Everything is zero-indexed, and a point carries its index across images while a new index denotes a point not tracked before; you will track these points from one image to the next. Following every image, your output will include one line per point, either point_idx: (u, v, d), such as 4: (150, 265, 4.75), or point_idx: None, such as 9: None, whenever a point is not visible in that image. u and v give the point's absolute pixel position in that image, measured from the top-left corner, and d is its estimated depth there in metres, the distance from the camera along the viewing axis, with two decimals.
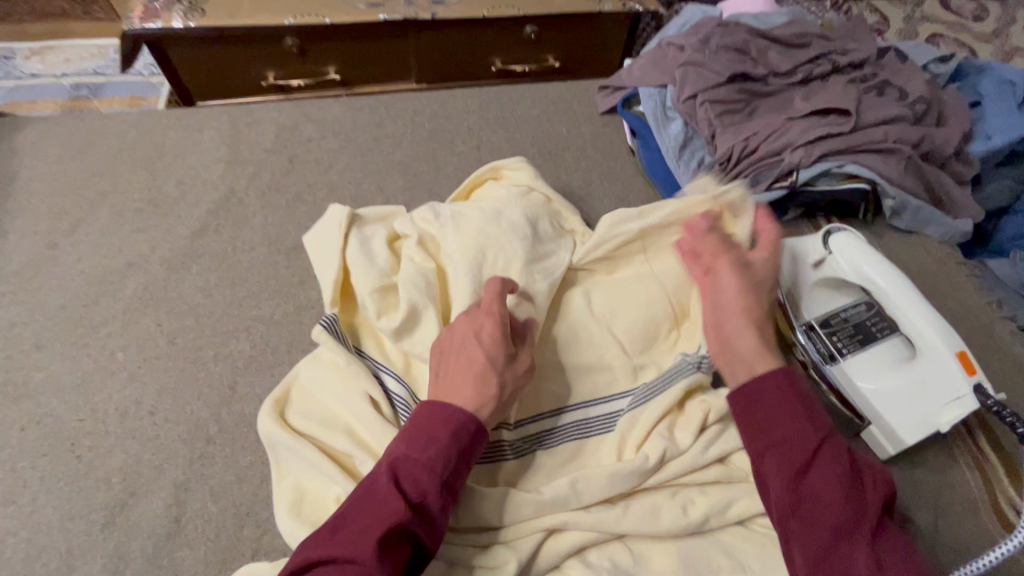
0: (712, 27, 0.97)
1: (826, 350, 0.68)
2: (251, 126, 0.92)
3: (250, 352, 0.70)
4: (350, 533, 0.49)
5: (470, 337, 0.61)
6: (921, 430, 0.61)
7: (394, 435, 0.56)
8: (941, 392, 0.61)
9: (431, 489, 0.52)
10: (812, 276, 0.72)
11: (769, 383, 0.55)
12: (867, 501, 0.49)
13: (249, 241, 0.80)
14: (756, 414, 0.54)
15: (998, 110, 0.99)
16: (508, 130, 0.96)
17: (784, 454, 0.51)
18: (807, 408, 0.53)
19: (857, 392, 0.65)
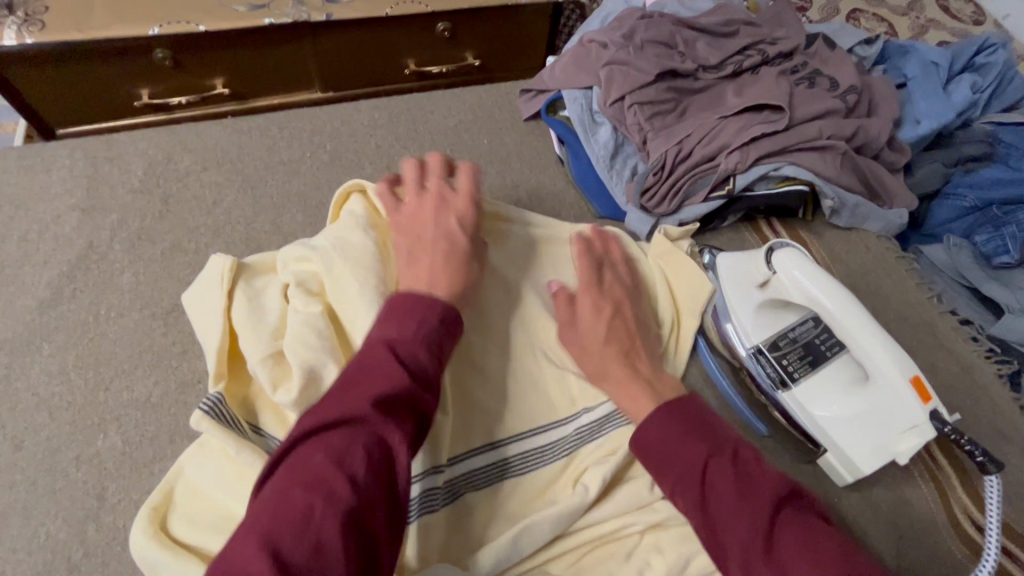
0: (636, 20, 0.89)
1: (777, 375, 0.64)
2: (113, 163, 0.77)
3: (120, 449, 0.58)
4: (350, 397, 0.46)
5: (445, 217, 0.65)
6: (878, 459, 0.58)
7: (378, 318, 0.53)
8: (898, 419, 0.56)
9: (428, 363, 0.51)
10: (757, 295, 0.67)
11: (656, 425, 0.55)
12: (761, 499, 0.48)
13: (116, 306, 0.67)
14: (653, 460, 0.54)
15: (925, 93, 0.97)
16: (422, 146, 0.86)
17: (682, 485, 0.51)
18: (693, 431, 0.54)
19: (812, 418, 0.62)
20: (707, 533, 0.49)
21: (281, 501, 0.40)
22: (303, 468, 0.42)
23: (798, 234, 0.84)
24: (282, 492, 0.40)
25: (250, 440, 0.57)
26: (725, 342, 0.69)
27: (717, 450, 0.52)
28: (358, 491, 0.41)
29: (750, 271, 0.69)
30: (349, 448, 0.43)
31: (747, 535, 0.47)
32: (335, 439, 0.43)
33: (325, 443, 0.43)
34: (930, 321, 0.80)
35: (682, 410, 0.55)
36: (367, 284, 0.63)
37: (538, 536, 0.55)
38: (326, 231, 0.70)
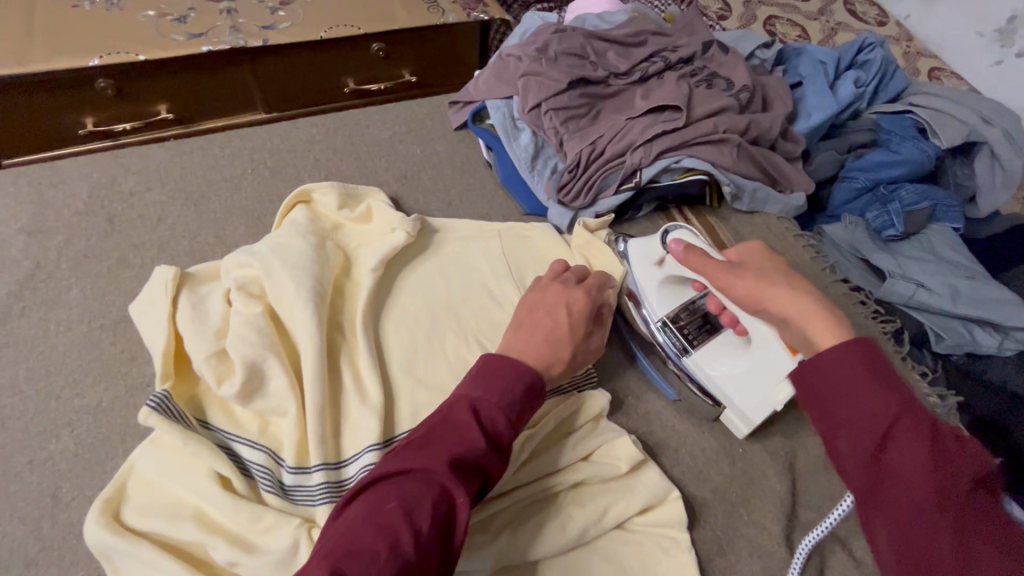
0: (550, 34, 0.98)
1: (680, 343, 0.74)
2: (58, 187, 0.81)
3: (73, 450, 0.62)
4: (431, 451, 0.51)
5: (560, 302, 0.69)
6: (762, 408, 0.68)
7: (468, 377, 0.58)
8: (773, 373, 0.67)
9: (504, 435, 0.55)
10: (657, 273, 0.76)
11: (835, 358, 0.46)
12: (957, 475, 0.40)
13: (65, 320, 0.70)
14: (814, 398, 0.46)
15: (815, 89, 1.08)
16: (359, 157, 0.92)
17: (851, 430, 0.44)
18: (885, 379, 0.44)
19: (710, 377, 0.72)
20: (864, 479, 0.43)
21: (355, 538, 0.45)
22: (377, 509, 0.47)
23: (707, 220, 0.94)
24: (358, 529, 0.46)
25: (198, 433, 0.62)
26: (637, 320, 0.78)
27: (912, 408, 0.42)
28: (419, 545, 0.46)
29: (651, 250, 0.77)
30: (419, 501, 0.48)
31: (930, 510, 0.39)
32: (411, 487, 0.48)
33: (399, 492, 0.48)
34: (827, 289, 0.89)
35: (867, 348, 0.45)
36: (303, 284, 0.70)
37: None
38: (266, 238, 0.75)
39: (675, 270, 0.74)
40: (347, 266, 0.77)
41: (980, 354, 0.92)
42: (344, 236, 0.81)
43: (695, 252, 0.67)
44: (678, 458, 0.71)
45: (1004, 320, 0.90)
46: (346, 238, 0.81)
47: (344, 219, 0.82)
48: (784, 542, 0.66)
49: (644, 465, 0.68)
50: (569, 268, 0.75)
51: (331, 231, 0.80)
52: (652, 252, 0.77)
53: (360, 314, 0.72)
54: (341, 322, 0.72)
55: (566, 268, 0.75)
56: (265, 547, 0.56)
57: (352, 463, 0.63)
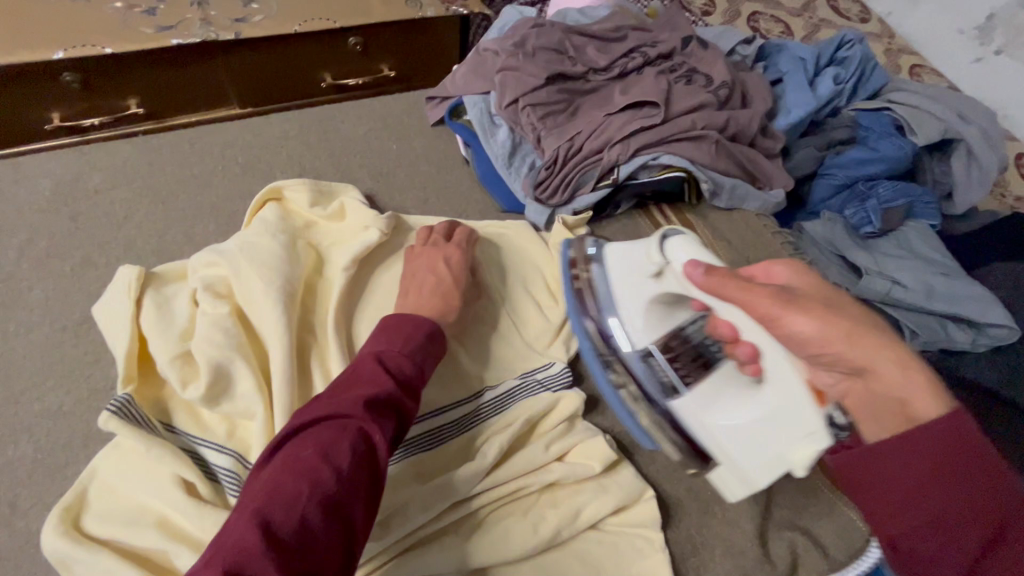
0: (528, 28, 0.96)
1: (668, 377, 0.67)
2: (19, 185, 0.79)
3: (32, 456, 0.60)
4: (341, 397, 0.53)
5: (436, 260, 0.73)
6: (769, 471, 0.58)
7: (372, 337, 0.61)
8: (790, 432, 0.55)
9: (412, 377, 0.58)
10: (648, 288, 0.66)
11: (924, 446, 0.43)
12: None
13: (25, 322, 0.68)
14: (885, 496, 0.45)
15: (794, 86, 1.08)
16: (333, 154, 0.91)
17: (951, 535, 0.42)
18: (977, 482, 0.42)
19: (703, 425, 0.63)
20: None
21: (275, 485, 0.46)
22: (295, 456, 0.48)
23: (686, 217, 0.93)
24: (277, 477, 0.46)
25: (162, 437, 0.60)
26: (614, 342, 0.70)
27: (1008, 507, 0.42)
28: (342, 480, 0.47)
29: (642, 262, 0.66)
30: (336, 442, 0.49)
31: None
32: (325, 433, 0.50)
33: (315, 437, 0.49)
34: None
35: (961, 430, 0.43)
36: (271, 284, 0.68)
37: (440, 497, 0.60)
38: (235, 237, 0.74)
39: (674, 287, 0.62)
40: (319, 265, 0.76)
41: (956, 350, 0.92)
42: (316, 235, 0.79)
43: (719, 277, 0.55)
44: (654, 457, 0.71)
45: (979, 316, 0.90)
46: (319, 237, 0.80)
47: (316, 216, 0.80)
48: (759, 541, 0.66)
49: (618, 464, 0.68)
50: (433, 231, 0.79)
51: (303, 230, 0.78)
52: (643, 265, 0.66)
53: (332, 312, 0.71)
54: (311, 322, 0.71)
55: (431, 231, 0.79)
56: None
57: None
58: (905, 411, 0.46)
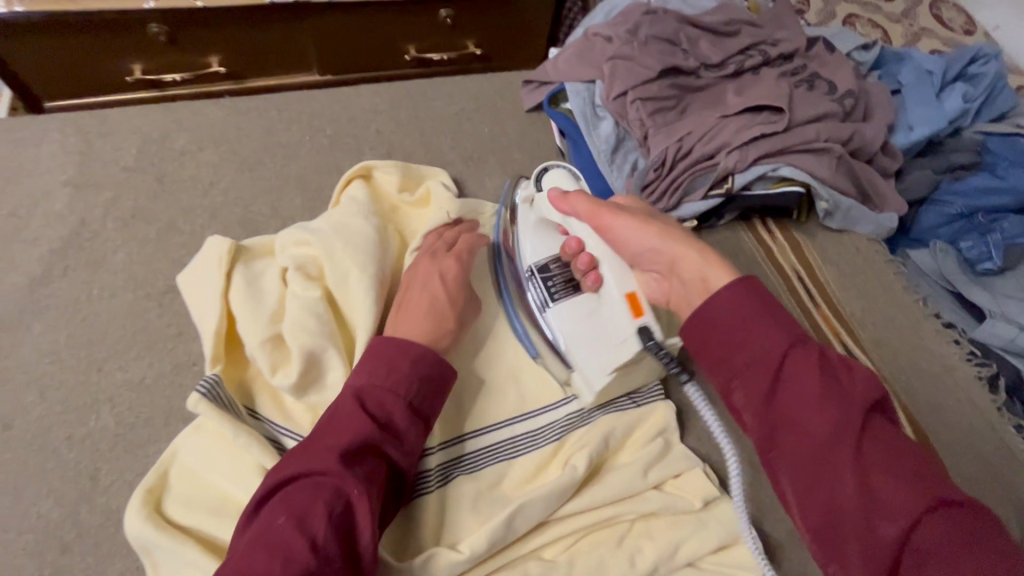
0: (641, 15, 0.89)
1: (543, 294, 0.69)
2: (104, 139, 0.75)
3: (114, 429, 0.58)
4: (316, 451, 0.49)
5: (432, 276, 0.64)
6: (602, 372, 0.64)
7: (358, 366, 0.56)
8: (614, 333, 0.65)
9: (400, 416, 0.53)
10: (531, 217, 0.74)
11: (722, 303, 0.49)
12: (847, 400, 0.43)
13: (108, 286, 0.65)
14: (708, 350, 0.49)
15: (919, 100, 0.99)
16: (423, 132, 0.86)
17: (749, 375, 0.46)
18: (760, 319, 0.47)
19: (562, 334, 0.67)
20: (764, 423, 0.45)
21: (245, 562, 0.43)
22: (269, 526, 0.45)
23: (791, 234, 0.87)
24: (248, 554, 0.44)
25: (247, 423, 0.57)
26: (510, 266, 0.74)
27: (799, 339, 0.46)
28: (318, 551, 0.44)
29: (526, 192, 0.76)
30: (311, 507, 0.46)
31: (827, 432, 0.42)
32: (299, 496, 0.46)
33: (289, 503, 0.46)
34: (916, 322, 0.82)
35: (746, 290, 0.49)
36: (367, 271, 0.64)
37: (531, 517, 0.56)
38: (324, 216, 0.70)
39: (544, 211, 0.72)
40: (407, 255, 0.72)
41: None
42: (405, 221, 0.76)
43: (573, 196, 0.66)
44: (754, 494, 0.65)
45: None
46: (407, 222, 0.76)
47: (403, 202, 0.76)
48: None
49: (718, 499, 0.62)
50: (442, 237, 0.70)
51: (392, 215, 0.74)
52: (525, 196, 0.75)
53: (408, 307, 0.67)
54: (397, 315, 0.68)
55: (436, 236, 0.70)
56: None
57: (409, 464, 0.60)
58: (705, 282, 0.54)
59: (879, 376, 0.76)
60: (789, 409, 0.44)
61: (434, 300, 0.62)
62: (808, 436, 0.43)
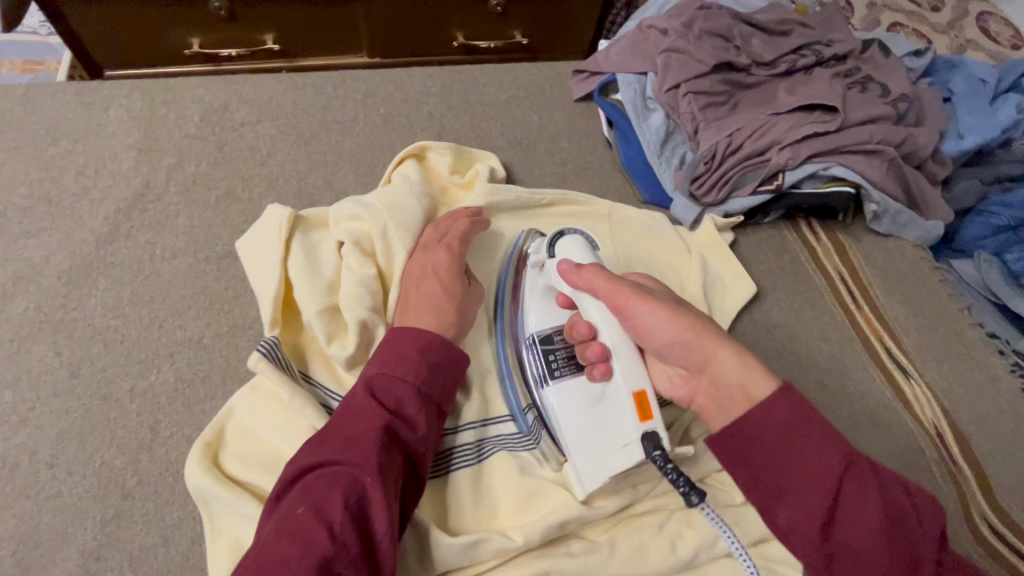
0: (696, 10, 0.90)
1: (541, 369, 0.63)
2: (168, 106, 0.77)
3: (173, 385, 0.59)
4: (331, 442, 0.49)
5: (429, 269, 0.63)
6: (596, 476, 0.56)
7: (371, 358, 0.56)
8: (615, 430, 0.57)
9: (411, 402, 0.53)
10: (539, 283, 0.67)
11: (768, 417, 0.46)
12: (903, 524, 0.44)
13: (170, 247, 0.67)
14: (750, 468, 0.46)
15: (971, 109, 0.98)
16: (473, 117, 0.87)
17: (798, 504, 0.44)
18: (812, 445, 0.45)
19: (559, 422, 0.60)
20: (820, 553, 0.44)
21: (266, 553, 0.43)
22: (287, 516, 0.45)
23: (836, 237, 0.86)
24: (268, 545, 0.44)
25: (301, 387, 0.58)
26: (513, 329, 0.67)
27: (850, 460, 0.45)
28: (335, 538, 0.44)
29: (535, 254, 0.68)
30: (328, 496, 0.46)
31: (888, 565, 0.43)
32: (316, 485, 0.47)
33: (306, 493, 0.46)
34: (962, 331, 0.81)
35: (789, 407, 0.46)
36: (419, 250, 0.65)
37: (573, 498, 0.56)
38: (378, 193, 0.71)
39: (552, 282, 0.65)
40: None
41: None
42: (454, 201, 0.77)
43: (586, 273, 0.60)
44: None
45: None
46: (456, 203, 0.77)
47: (452, 183, 0.77)
48: None
49: None
50: (440, 226, 0.68)
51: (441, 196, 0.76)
52: (536, 259, 0.67)
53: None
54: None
55: (435, 226, 0.68)
56: None
57: (463, 435, 0.61)
58: (744, 393, 0.50)
59: (921, 382, 0.75)
60: (847, 541, 0.43)
61: (433, 291, 0.61)
62: (870, 571, 0.43)
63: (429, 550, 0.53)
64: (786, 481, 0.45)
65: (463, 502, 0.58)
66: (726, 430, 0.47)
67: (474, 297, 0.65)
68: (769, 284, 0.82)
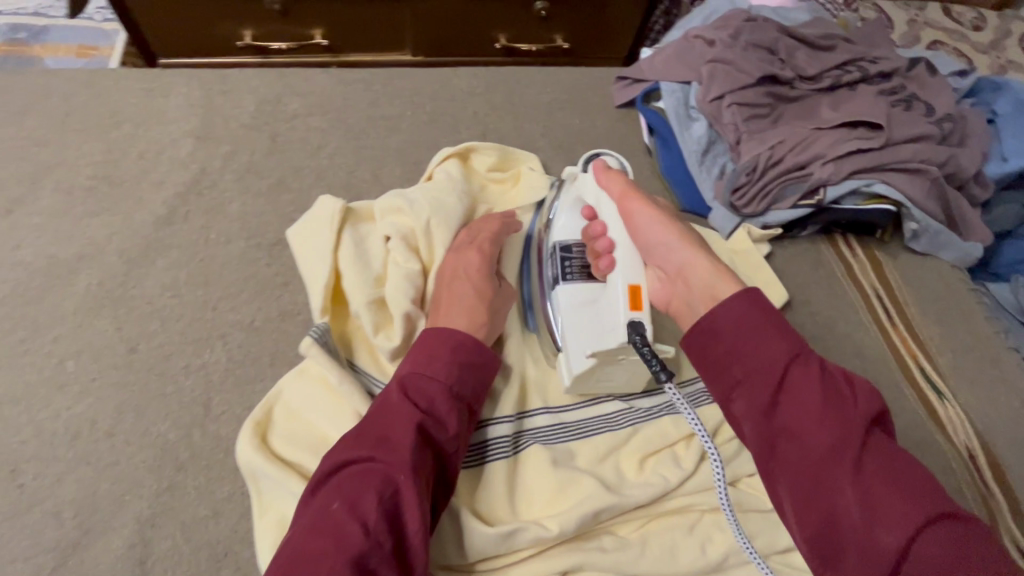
0: (742, 21, 0.90)
1: (555, 271, 0.65)
2: (225, 96, 0.80)
3: (225, 364, 0.62)
4: (364, 439, 0.50)
5: (459, 271, 0.64)
6: (585, 356, 0.60)
7: (405, 357, 0.57)
8: (608, 321, 0.59)
9: (442, 401, 0.53)
10: (569, 197, 0.70)
11: (725, 313, 0.50)
12: (848, 412, 0.45)
13: (224, 232, 0.70)
14: (706, 358, 0.50)
15: (1015, 132, 0.96)
16: (516, 118, 0.88)
17: (746, 387, 0.47)
18: (765, 333, 0.48)
19: (560, 314, 0.63)
20: (764, 434, 0.46)
21: (301, 546, 0.44)
22: (322, 511, 0.46)
23: (872, 253, 0.86)
24: (303, 538, 0.44)
25: (348, 373, 0.60)
26: (538, 257, 0.70)
27: (799, 353, 0.47)
28: (367, 534, 0.45)
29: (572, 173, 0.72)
30: (362, 492, 0.46)
31: (826, 445, 0.44)
32: (350, 481, 0.47)
33: (340, 489, 0.47)
34: (998, 353, 0.81)
35: (751, 306, 0.49)
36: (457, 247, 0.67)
37: (607, 496, 0.57)
38: (420, 188, 0.72)
39: (580, 191, 0.69)
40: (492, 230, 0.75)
41: None
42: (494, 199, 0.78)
43: (611, 181, 0.64)
44: None
45: None
46: (495, 201, 0.78)
47: (489, 180, 0.79)
48: None
49: None
50: (469, 228, 0.69)
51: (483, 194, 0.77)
52: (570, 176, 0.72)
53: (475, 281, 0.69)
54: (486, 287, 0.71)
55: (463, 229, 0.69)
56: None
57: (495, 429, 0.62)
58: (713, 294, 0.53)
59: (955, 403, 0.75)
60: (789, 422, 0.46)
61: (467, 292, 0.62)
62: (807, 451, 0.44)
63: (463, 538, 0.54)
64: (738, 366, 0.48)
65: (497, 493, 0.59)
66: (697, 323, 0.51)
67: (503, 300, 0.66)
68: (803, 296, 0.81)
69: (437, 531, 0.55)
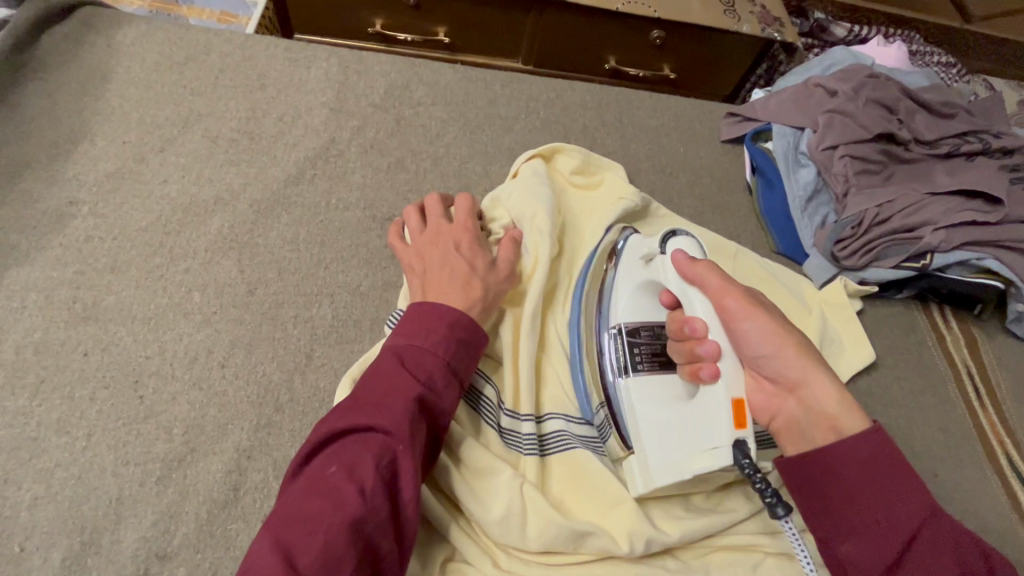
0: (864, 77, 0.90)
1: (623, 359, 0.62)
2: (360, 75, 0.85)
3: (330, 320, 0.65)
4: (361, 408, 0.47)
5: (447, 249, 0.62)
6: (672, 474, 0.56)
7: (396, 328, 0.54)
8: (704, 434, 0.55)
9: (439, 374, 0.51)
10: (641, 275, 0.65)
11: (847, 453, 0.50)
12: None
13: (344, 200, 0.74)
14: (820, 497, 0.51)
15: None
16: (625, 138, 0.90)
17: (863, 533, 0.48)
18: (892, 488, 0.48)
19: (632, 414, 0.60)
20: None
21: (298, 507, 0.42)
22: (319, 475, 0.44)
23: (966, 328, 0.84)
24: (300, 500, 0.43)
25: None
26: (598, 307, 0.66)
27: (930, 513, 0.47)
28: (365, 501, 0.43)
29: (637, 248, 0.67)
30: (360, 459, 0.44)
31: None
32: (348, 449, 0.45)
33: (336, 456, 0.45)
34: None
35: (875, 452, 0.50)
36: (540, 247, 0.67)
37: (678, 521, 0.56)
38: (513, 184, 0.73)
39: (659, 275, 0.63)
40: (570, 231, 0.74)
41: None
42: (577, 202, 0.78)
43: (706, 270, 0.59)
44: None
45: None
46: (573, 203, 0.77)
47: (571, 183, 0.79)
48: None
49: None
50: (436, 209, 0.68)
51: (579, 198, 0.78)
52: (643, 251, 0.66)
53: (541, 261, 0.66)
54: (555, 283, 0.69)
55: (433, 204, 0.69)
56: (474, 491, 0.55)
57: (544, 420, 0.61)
58: (833, 423, 0.53)
59: None
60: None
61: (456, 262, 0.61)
62: None
63: (533, 524, 0.54)
64: (853, 512, 0.49)
65: (561, 490, 0.58)
66: (804, 457, 0.52)
67: (500, 270, 0.63)
68: (890, 359, 0.79)
69: (505, 512, 0.54)
